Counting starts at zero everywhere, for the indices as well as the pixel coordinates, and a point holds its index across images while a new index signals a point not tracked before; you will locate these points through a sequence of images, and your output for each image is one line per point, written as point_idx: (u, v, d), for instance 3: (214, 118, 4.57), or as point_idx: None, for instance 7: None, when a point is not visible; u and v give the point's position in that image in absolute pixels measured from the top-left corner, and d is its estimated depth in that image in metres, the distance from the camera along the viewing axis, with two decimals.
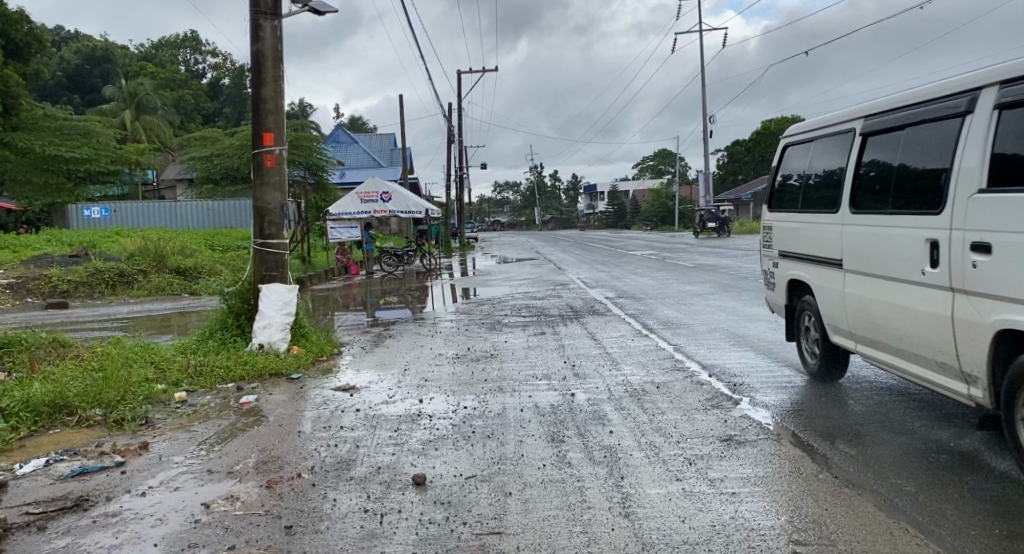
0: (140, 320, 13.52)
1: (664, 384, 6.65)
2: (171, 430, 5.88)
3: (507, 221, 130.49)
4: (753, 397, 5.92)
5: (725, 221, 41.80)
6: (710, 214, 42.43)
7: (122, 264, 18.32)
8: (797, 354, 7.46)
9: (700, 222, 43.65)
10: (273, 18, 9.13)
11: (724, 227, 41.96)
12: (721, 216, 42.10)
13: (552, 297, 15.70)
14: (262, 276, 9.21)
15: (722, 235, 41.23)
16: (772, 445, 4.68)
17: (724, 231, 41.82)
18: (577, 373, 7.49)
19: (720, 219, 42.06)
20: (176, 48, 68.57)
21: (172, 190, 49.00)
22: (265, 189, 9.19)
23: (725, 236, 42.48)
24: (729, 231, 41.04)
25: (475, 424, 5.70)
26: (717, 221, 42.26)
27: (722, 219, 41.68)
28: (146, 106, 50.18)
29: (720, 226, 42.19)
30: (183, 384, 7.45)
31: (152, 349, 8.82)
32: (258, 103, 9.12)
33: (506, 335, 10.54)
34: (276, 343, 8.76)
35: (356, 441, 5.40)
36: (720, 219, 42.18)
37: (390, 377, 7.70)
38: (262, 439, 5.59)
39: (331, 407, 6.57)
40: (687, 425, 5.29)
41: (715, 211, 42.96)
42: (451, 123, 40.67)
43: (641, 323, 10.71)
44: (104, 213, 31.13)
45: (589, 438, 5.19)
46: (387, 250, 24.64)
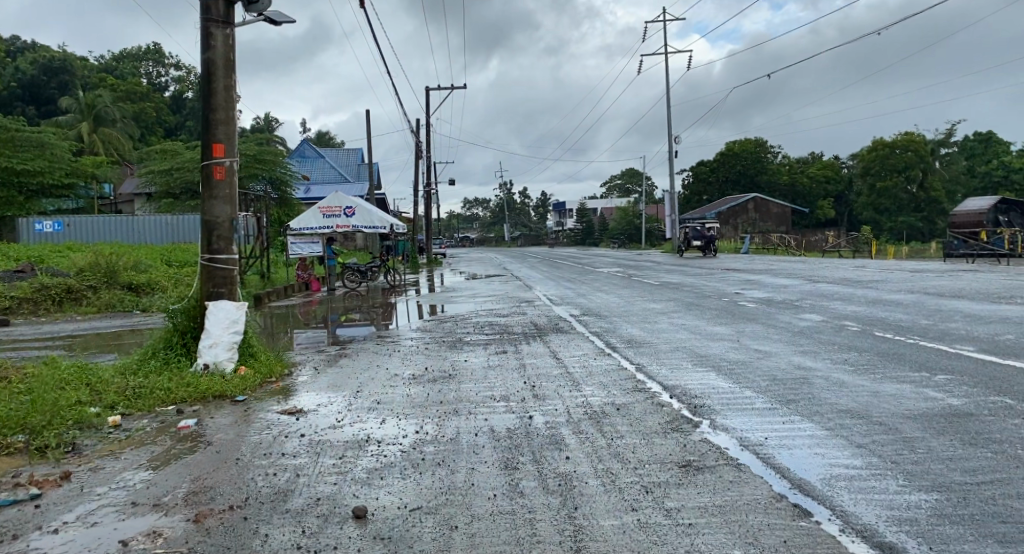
0: (87, 339, 12.96)
1: (624, 406, 6.45)
2: (98, 457, 5.52)
3: (475, 237, 130.38)
4: (713, 419, 5.75)
5: (711, 240, 40.13)
6: (696, 232, 40.74)
7: (70, 279, 17.64)
8: (758, 374, 7.31)
9: (685, 240, 41.93)
10: (225, 26, 8.81)
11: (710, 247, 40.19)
12: (707, 235, 40.39)
13: (516, 314, 15.49)
14: (208, 293, 8.83)
15: (708, 255, 39.56)
16: (731, 471, 4.48)
17: (711, 251, 40.10)
18: (535, 394, 7.24)
19: (705, 238, 40.50)
20: (138, 60, 67.37)
21: (130, 204, 48.03)
22: (214, 203, 8.85)
23: (711, 255, 40.89)
24: (715, 252, 39.49)
25: (426, 451, 5.42)
26: (703, 240, 40.63)
27: (708, 238, 39.87)
28: (104, 118, 49.17)
29: (706, 245, 40.43)
30: (119, 408, 7.06)
31: (90, 369, 8.39)
32: (208, 113, 8.79)
33: (466, 354, 10.26)
34: (222, 362, 8.38)
35: (297, 470, 5.09)
36: (705, 238, 40.56)
37: (341, 400, 7.38)
38: (197, 468, 5.25)
39: (274, 432, 6.24)
40: (646, 449, 5.08)
41: (701, 229, 41.35)
42: (419, 140, 40.51)
43: (603, 342, 10.56)
44: (56, 227, 30.17)
45: (544, 465, 4.94)
46: (350, 266, 24.26)
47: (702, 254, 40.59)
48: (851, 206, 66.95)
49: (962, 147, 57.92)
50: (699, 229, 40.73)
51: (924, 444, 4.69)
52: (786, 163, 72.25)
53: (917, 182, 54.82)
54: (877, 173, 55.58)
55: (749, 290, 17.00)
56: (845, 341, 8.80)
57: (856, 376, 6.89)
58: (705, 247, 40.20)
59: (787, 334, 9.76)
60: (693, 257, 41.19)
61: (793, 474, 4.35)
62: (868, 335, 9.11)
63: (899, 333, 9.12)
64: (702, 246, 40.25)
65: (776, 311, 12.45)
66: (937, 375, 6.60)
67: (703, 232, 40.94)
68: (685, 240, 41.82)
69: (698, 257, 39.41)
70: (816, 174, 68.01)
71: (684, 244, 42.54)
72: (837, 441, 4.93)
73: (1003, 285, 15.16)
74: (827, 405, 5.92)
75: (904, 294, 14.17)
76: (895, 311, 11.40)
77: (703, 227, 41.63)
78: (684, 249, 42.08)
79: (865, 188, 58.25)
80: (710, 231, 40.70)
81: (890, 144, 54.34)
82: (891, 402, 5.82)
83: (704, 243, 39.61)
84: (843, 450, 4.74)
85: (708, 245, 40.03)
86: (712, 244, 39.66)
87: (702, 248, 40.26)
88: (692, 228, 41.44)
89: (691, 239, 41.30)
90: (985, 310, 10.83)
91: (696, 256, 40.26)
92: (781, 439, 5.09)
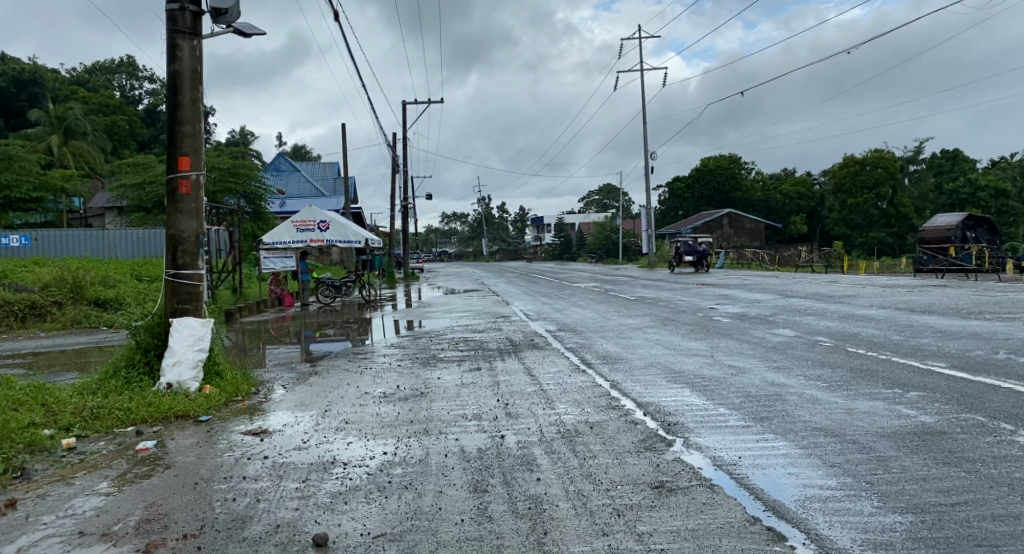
0: (51, 356, 12.60)
1: (597, 424, 6.33)
2: (47, 483, 5.35)
3: (453, 252, 130.14)
4: (687, 437, 5.65)
5: (702, 255, 38.73)
6: (687, 247, 39.25)
7: (34, 295, 17.18)
8: (732, 391, 7.23)
9: (677, 255, 40.37)
10: (191, 37, 8.65)
11: (702, 262, 38.80)
12: (699, 249, 38.89)
13: (492, 330, 15.35)
14: (173, 309, 8.58)
15: (699, 271, 38.28)
16: (704, 493, 4.38)
17: (703, 266, 38.76)
18: (508, 412, 7.10)
19: (697, 253, 39.08)
20: (111, 73, 66.55)
21: (100, 218, 47.26)
22: (179, 216, 8.64)
23: (703, 269, 39.60)
24: (707, 267, 38.15)
25: (394, 473, 5.25)
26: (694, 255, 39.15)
27: (700, 252, 38.39)
28: (75, 131, 48.42)
29: (698, 260, 39.03)
30: (75, 429, 6.83)
31: (47, 389, 8.12)
32: (174, 126, 8.59)
33: (439, 371, 10.09)
34: (186, 382, 8.14)
35: (257, 495, 4.91)
36: (696, 253, 39.20)
37: (308, 419, 7.17)
38: (153, 493, 5.06)
39: (237, 453, 6.04)
40: (618, 470, 4.97)
41: (693, 243, 39.92)
42: (396, 153, 40.36)
43: (578, 358, 10.46)
44: (24, 242, 29.50)
45: (514, 487, 4.81)
46: (324, 281, 23.97)
47: (694, 269, 39.18)
48: (824, 222, 67.79)
49: (930, 165, 59.25)
50: (690, 242, 39.20)
51: (899, 463, 4.62)
52: (759, 179, 73.02)
53: (887, 199, 55.65)
54: (848, 189, 56.38)
55: (723, 305, 17.02)
56: (818, 357, 8.77)
57: (830, 393, 6.83)
58: (697, 262, 38.73)
59: (760, 350, 9.73)
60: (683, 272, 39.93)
61: (767, 496, 4.26)
62: (842, 351, 9.08)
63: (871, 349, 9.11)
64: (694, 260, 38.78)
65: (750, 326, 12.43)
66: (909, 392, 6.57)
67: (695, 246, 39.44)
68: (676, 255, 40.33)
69: (689, 273, 38.17)
70: (789, 191, 68.65)
71: (676, 259, 41.01)
72: (812, 460, 4.85)
73: (975, 301, 15.27)
74: (800, 423, 5.85)
75: (877, 310, 14.22)
76: (867, 327, 11.43)
77: (694, 241, 40.15)
78: (676, 264, 40.47)
79: (837, 204, 59.02)
80: (702, 245, 39.25)
81: (860, 161, 55.08)
82: (865, 419, 5.77)
83: (696, 258, 38.14)
84: (817, 469, 4.67)
85: (700, 259, 38.56)
86: (704, 259, 38.16)
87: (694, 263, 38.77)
88: (683, 242, 39.87)
89: (682, 254, 39.77)
90: (955, 326, 10.88)
91: (687, 271, 38.92)
92: (755, 458, 5.00)
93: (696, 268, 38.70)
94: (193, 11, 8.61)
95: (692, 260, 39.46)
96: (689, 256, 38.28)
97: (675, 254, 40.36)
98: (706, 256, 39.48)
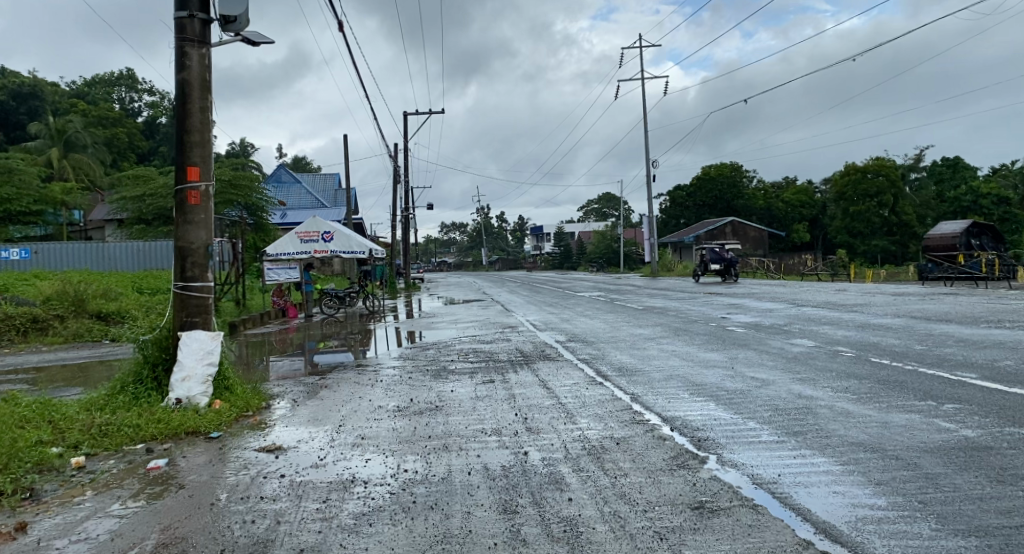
0: (53, 371, 12.41)
1: (624, 440, 6.11)
2: (57, 504, 5.18)
3: (452, 262, 129.78)
4: (720, 454, 5.45)
5: (731, 263, 35.64)
6: (714, 254, 36.13)
7: (36, 308, 16.97)
8: (759, 405, 7.01)
9: (702, 264, 37.39)
10: (200, 45, 8.47)
11: (731, 270, 35.74)
12: (727, 257, 35.76)
13: (500, 341, 15.09)
14: (181, 322, 8.38)
15: (728, 281, 35.25)
16: (749, 514, 4.18)
17: (732, 275, 35.69)
18: (528, 427, 6.88)
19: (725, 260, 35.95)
20: (110, 86, 66.60)
21: (100, 231, 47.04)
22: (189, 228, 8.44)
23: (731, 278, 36.66)
24: (736, 277, 35.20)
25: (417, 493, 5.04)
26: (722, 263, 36.05)
27: (728, 260, 35.30)
28: (76, 144, 48.28)
29: (726, 269, 35.96)
30: (84, 447, 6.64)
31: (53, 405, 7.91)
32: (183, 135, 8.42)
33: (451, 384, 9.84)
34: (196, 397, 7.93)
35: (277, 516, 4.70)
36: (724, 261, 36.24)
37: (323, 435, 6.95)
38: (166, 514, 4.87)
39: (251, 472, 5.83)
40: (653, 489, 4.76)
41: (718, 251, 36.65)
42: (397, 163, 40.27)
43: (594, 370, 10.23)
44: (24, 255, 29.24)
45: (545, 508, 4.60)
46: (328, 291, 23.79)
47: (721, 278, 36.17)
48: (826, 229, 67.66)
49: (930, 172, 59.23)
50: (717, 249, 36.04)
51: (950, 481, 4.42)
52: (760, 187, 72.84)
53: (889, 206, 55.44)
54: (850, 198, 56.33)
55: (734, 315, 16.81)
56: (843, 368, 8.56)
57: (861, 406, 6.63)
58: (725, 270, 35.64)
59: (781, 360, 9.51)
60: (710, 282, 36.93)
61: (815, 516, 4.07)
62: (866, 362, 8.87)
63: (895, 359, 8.90)
64: (722, 269, 35.75)
65: (766, 336, 12.20)
66: (946, 404, 6.36)
67: (723, 253, 36.29)
68: (701, 264, 37.36)
69: (718, 283, 35.13)
70: (790, 199, 68.44)
71: (701, 268, 37.98)
72: (856, 478, 4.64)
73: (990, 309, 15.08)
74: (836, 437, 5.65)
75: (891, 318, 14.00)
76: (887, 336, 11.22)
77: (722, 248, 37.07)
78: (701, 274, 37.47)
79: (838, 212, 58.87)
80: (731, 252, 36.17)
81: (862, 169, 55.05)
82: (904, 433, 5.56)
83: (725, 267, 35.01)
84: (862, 487, 4.48)
85: (729, 268, 35.46)
86: (733, 267, 35.16)
87: (721, 272, 35.71)
88: (709, 250, 36.80)
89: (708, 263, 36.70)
90: (978, 336, 10.65)
91: (714, 281, 35.97)
92: (797, 476, 4.78)
93: (724, 277, 35.69)
94: (202, 18, 8.45)
95: (719, 269, 36.41)
96: (717, 265, 35.21)
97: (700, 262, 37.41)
98: (735, 265, 36.41)
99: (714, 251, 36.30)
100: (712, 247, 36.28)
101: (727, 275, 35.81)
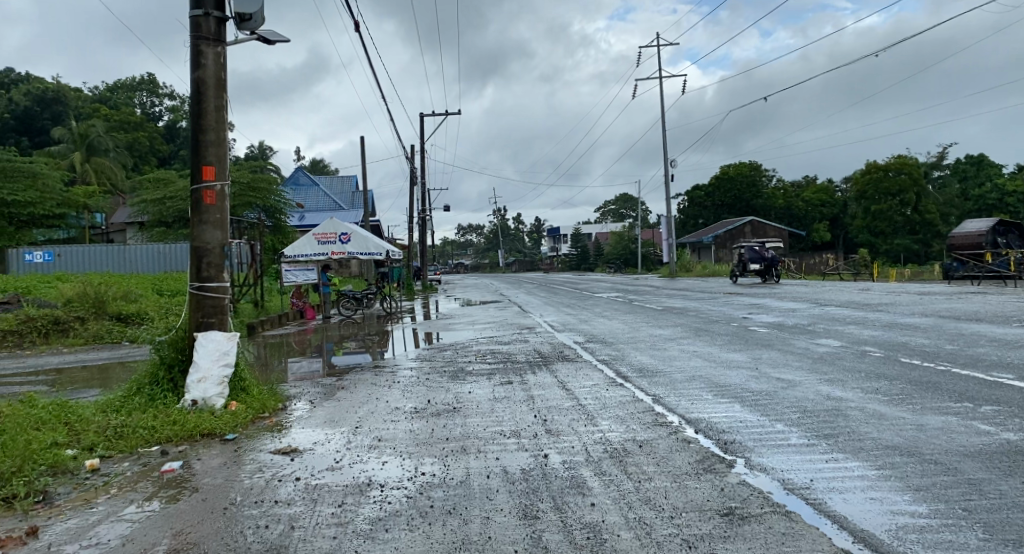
0: (74, 372, 12.43)
1: (647, 443, 5.93)
2: (69, 508, 5.09)
3: (469, 264, 129.74)
4: (747, 458, 5.26)
5: (771, 263, 32.73)
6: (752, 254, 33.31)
7: (57, 310, 17.06)
8: (786, 407, 6.79)
9: (740, 264, 34.73)
10: (216, 43, 8.40)
11: (771, 271, 33.02)
12: (767, 256, 32.80)
13: (518, 342, 14.97)
14: (197, 323, 8.30)
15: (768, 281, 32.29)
16: (782, 521, 3.99)
17: (772, 275, 32.70)
18: (548, 429, 6.73)
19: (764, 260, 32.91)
20: (132, 91, 67.31)
21: (121, 234, 47.46)
22: (204, 227, 8.37)
23: (773, 279, 33.95)
24: (778, 277, 32.48)
25: (435, 497, 4.89)
26: (763, 263, 33.09)
27: (768, 260, 32.52)
28: (97, 147, 48.79)
29: (766, 268, 32.99)
30: (98, 449, 6.58)
31: (69, 406, 7.86)
32: (198, 135, 8.35)
33: (470, 385, 9.70)
34: (211, 398, 7.84)
35: (291, 522, 4.58)
36: (764, 260, 33.16)
37: (339, 437, 6.85)
38: (178, 519, 4.77)
39: (266, 475, 5.71)
40: (679, 494, 4.58)
41: (759, 249, 33.56)
42: (414, 164, 40.25)
43: (614, 370, 10.06)
44: (47, 257, 29.54)
45: (567, 513, 4.44)
46: (345, 293, 23.74)
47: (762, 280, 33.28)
48: (847, 229, 66.75)
49: (954, 170, 58.29)
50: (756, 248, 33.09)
51: (995, 487, 4.23)
52: (780, 187, 72.15)
53: (912, 206, 54.67)
54: (871, 197, 55.49)
55: (756, 315, 16.48)
56: (871, 369, 8.31)
57: (894, 407, 6.40)
58: (765, 271, 32.87)
59: (807, 361, 9.28)
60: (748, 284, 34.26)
61: (853, 524, 3.87)
62: (895, 362, 8.61)
63: (927, 359, 8.63)
64: (762, 270, 33.07)
65: (790, 337, 11.92)
66: (983, 407, 6.12)
67: (762, 252, 33.27)
68: (739, 264, 34.71)
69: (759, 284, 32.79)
70: (811, 199, 67.68)
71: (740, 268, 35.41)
72: (893, 483, 4.44)
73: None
74: (870, 440, 5.43)
75: (920, 318, 13.63)
76: (916, 336, 10.93)
77: (762, 247, 34.29)
78: (740, 275, 34.84)
79: (860, 211, 57.98)
80: (771, 251, 33.29)
81: (884, 168, 54.31)
82: (941, 437, 5.34)
83: (765, 268, 32.28)
84: (900, 493, 4.27)
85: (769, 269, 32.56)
86: (774, 268, 32.41)
87: (762, 273, 33.02)
88: (747, 249, 34.03)
89: (747, 264, 34.00)
90: (1012, 335, 10.32)
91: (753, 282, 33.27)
92: (829, 481, 4.58)
93: (764, 278, 33.00)
94: (217, 16, 8.38)
95: (759, 270, 33.64)
96: (755, 266, 32.52)
97: (738, 263, 34.75)
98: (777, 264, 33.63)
99: (753, 251, 33.53)
100: (750, 247, 33.50)
101: (768, 276, 33.06)
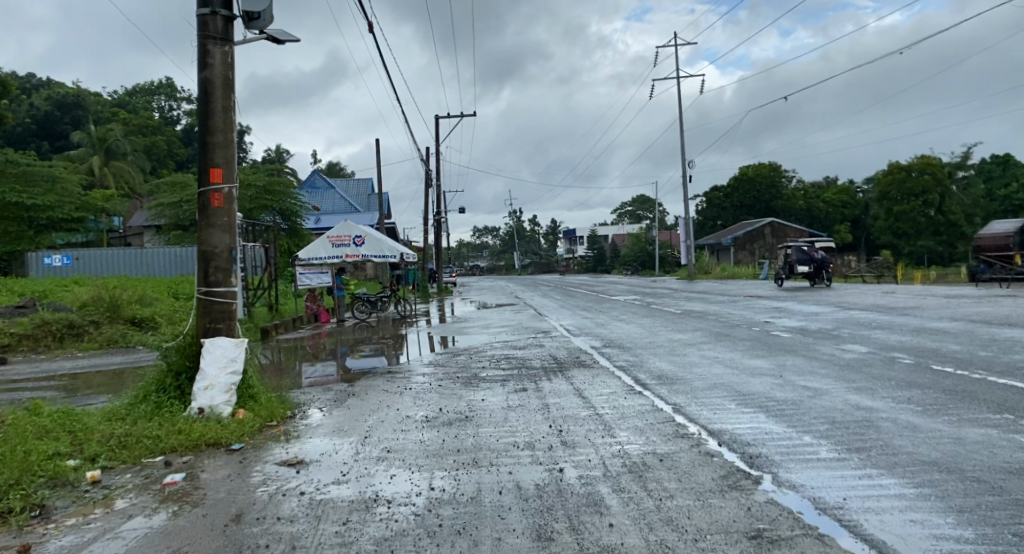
0: (88, 377, 12.33)
1: (668, 456, 5.64)
2: (65, 524, 4.90)
3: (485, 265, 129.51)
4: (776, 474, 4.95)
5: (822, 265, 30.56)
6: (801, 255, 31.10)
7: (73, 314, 17.00)
8: (814, 417, 6.46)
9: (786, 266, 32.72)
10: (223, 43, 8.21)
11: (823, 273, 30.70)
12: (817, 257, 30.55)
13: (533, 346, 14.68)
14: (205, 329, 8.13)
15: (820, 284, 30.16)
16: (815, 547, 3.69)
17: (824, 277, 30.46)
18: (563, 441, 6.45)
19: (814, 260, 30.66)
20: (150, 95, 67.88)
21: (140, 238, 47.73)
22: (212, 231, 8.18)
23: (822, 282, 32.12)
24: (828, 281, 30.53)
25: (444, 514, 4.65)
26: (812, 264, 30.91)
27: (819, 261, 30.29)
28: (116, 152, 49.13)
29: (816, 271, 30.80)
30: (101, 460, 6.39)
31: (75, 415, 7.68)
32: (205, 136, 8.17)
33: (483, 392, 9.45)
34: (219, 406, 7.65)
35: (292, 541, 4.34)
36: (813, 262, 30.89)
37: (347, 447, 6.63)
38: (176, 537, 4.55)
39: (270, 489, 5.49)
40: (703, 515, 4.29)
41: (808, 249, 31.29)
42: (430, 167, 40.11)
43: (631, 377, 9.74)
44: (65, 261, 29.65)
45: (584, 535, 4.17)
46: (360, 296, 23.53)
47: (812, 282, 31.06)
48: (868, 230, 65.85)
49: (979, 170, 57.12)
50: (805, 249, 30.91)
51: None
52: (799, 188, 71.29)
53: (935, 206, 53.62)
54: (893, 197, 54.57)
55: (779, 319, 16.09)
56: (902, 377, 7.97)
57: (929, 418, 6.07)
58: (816, 274, 30.57)
59: (832, 368, 8.92)
60: (796, 285, 32.48)
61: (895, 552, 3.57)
62: (927, 370, 8.24)
63: (960, 367, 8.28)
64: (811, 272, 30.99)
65: (815, 342, 11.57)
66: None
67: (812, 254, 30.97)
68: (785, 266, 32.52)
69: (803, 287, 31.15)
70: (832, 200, 67.42)
71: (786, 270, 33.15)
72: (934, 504, 4.12)
73: None
74: (905, 455, 5.10)
75: (950, 322, 13.18)
76: (947, 342, 10.51)
77: (810, 247, 31.95)
78: (786, 278, 32.73)
79: (881, 212, 57.00)
80: (820, 252, 31.41)
81: (906, 168, 53.56)
82: (981, 451, 5.01)
83: (815, 269, 30.21)
84: (942, 515, 3.97)
85: (820, 271, 30.34)
86: (825, 270, 30.19)
87: (810, 275, 31.03)
88: (796, 249, 31.79)
89: (794, 265, 31.89)
90: None
91: (801, 286, 31.15)
92: (865, 501, 4.27)
93: (814, 281, 30.85)
94: (225, 15, 8.21)
95: (808, 272, 31.53)
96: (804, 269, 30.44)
97: (785, 264, 32.71)
98: (827, 265, 31.27)
99: (802, 252, 31.52)
100: (798, 247, 31.56)
101: (818, 279, 31.10)
